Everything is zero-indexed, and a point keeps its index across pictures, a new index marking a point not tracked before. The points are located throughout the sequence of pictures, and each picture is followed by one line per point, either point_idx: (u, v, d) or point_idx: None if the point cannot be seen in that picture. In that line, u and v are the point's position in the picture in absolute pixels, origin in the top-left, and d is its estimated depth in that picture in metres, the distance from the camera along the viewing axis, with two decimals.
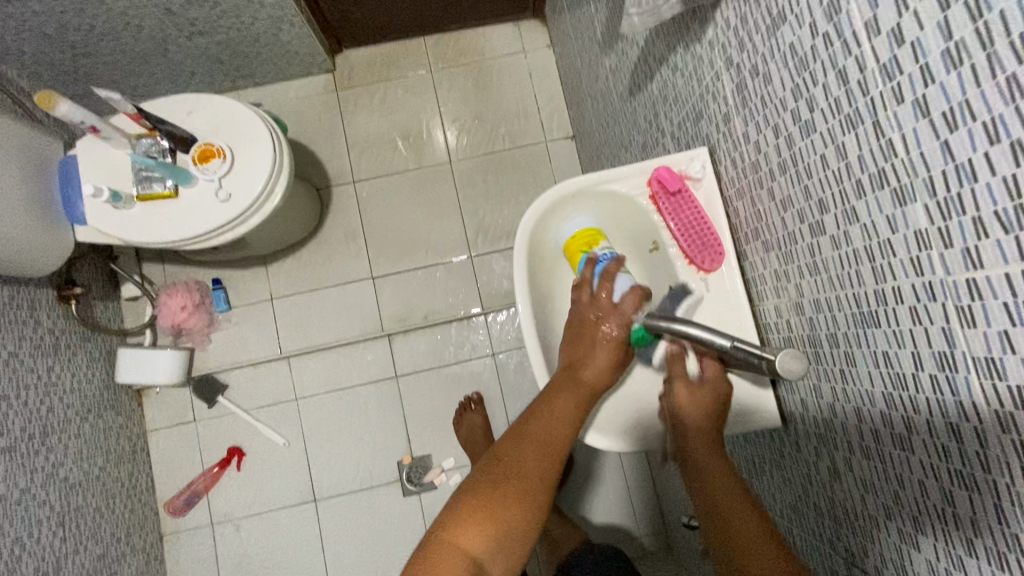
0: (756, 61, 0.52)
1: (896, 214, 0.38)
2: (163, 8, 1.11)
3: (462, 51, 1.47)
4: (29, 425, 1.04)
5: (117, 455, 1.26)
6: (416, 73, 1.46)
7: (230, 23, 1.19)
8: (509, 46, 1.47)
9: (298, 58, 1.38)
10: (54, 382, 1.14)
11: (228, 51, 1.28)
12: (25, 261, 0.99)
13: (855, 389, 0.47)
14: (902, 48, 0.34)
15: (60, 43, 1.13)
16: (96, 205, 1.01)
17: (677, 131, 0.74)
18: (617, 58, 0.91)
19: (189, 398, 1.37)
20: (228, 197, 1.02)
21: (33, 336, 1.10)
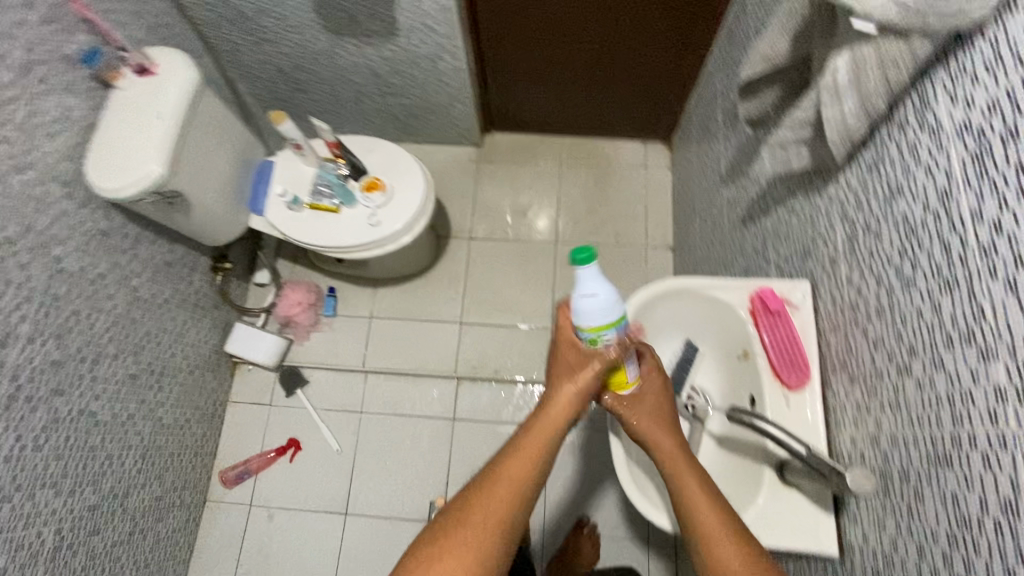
0: (870, 220, 0.61)
1: (979, 368, 0.44)
2: (374, 71, 1.39)
3: (592, 155, 1.67)
4: (152, 361, 1.21)
5: (201, 413, 1.40)
6: (548, 163, 1.67)
7: (417, 92, 1.46)
8: (634, 160, 1.65)
9: (456, 129, 1.63)
10: (183, 334, 1.32)
11: (406, 112, 1.56)
12: (211, 233, 1.21)
13: (919, 526, 0.50)
14: (1001, 236, 0.43)
15: (290, 79, 1.44)
16: (277, 203, 1.24)
17: (783, 263, 0.83)
18: (737, 192, 1.03)
19: (273, 383, 1.52)
20: (376, 223, 1.21)
21: (184, 292, 1.31)
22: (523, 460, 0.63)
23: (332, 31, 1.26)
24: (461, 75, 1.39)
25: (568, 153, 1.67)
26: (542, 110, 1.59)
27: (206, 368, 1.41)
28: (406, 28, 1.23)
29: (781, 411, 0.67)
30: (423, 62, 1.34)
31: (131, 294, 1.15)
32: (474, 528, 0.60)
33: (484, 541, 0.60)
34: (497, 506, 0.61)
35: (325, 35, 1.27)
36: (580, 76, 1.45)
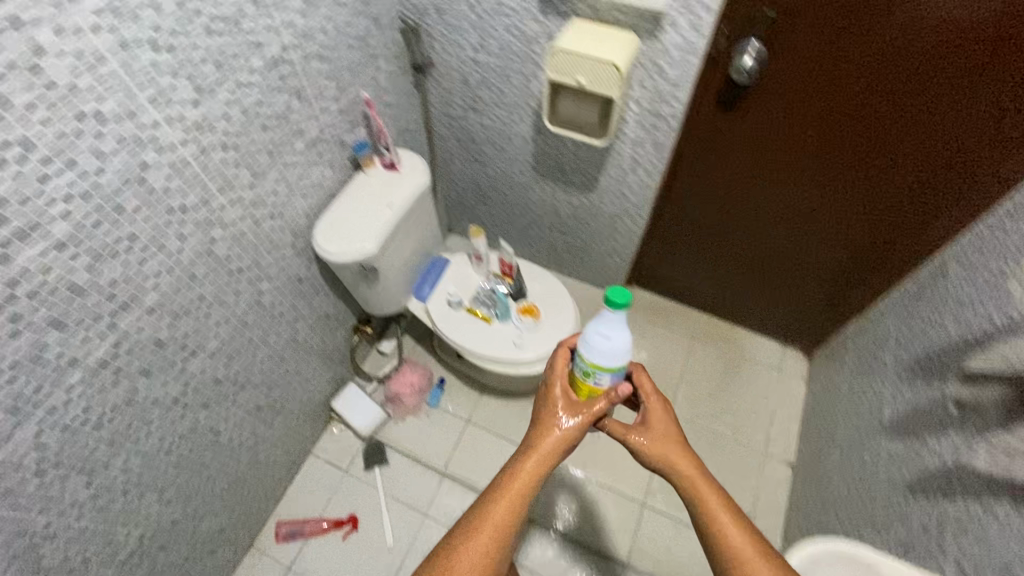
0: None
1: None
2: (556, 209, 1.53)
3: (727, 340, 1.66)
4: (276, 398, 1.28)
5: (286, 457, 1.43)
6: (680, 332, 1.68)
7: (585, 236, 1.57)
8: (769, 359, 1.62)
9: (602, 277, 1.70)
10: (308, 379, 1.40)
11: (565, 248, 1.67)
12: (376, 306, 1.31)
13: None
14: None
15: (479, 190, 1.62)
16: (440, 297, 1.35)
17: (970, 567, 0.74)
18: (908, 453, 0.97)
19: (356, 450, 1.54)
20: (519, 345, 1.27)
21: (325, 343, 1.41)
22: (511, 493, 0.71)
23: (539, 169, 1.42)
24: (633, 236, 1.48)
25: (702, 330, 1.68)
26: (692, 285, 1.64)
27: (309, 416, 1.47)
28: (605, 186, 1.35)
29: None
30: (604, 215, 1.46)
31: (290, 334, 1.25)
32: (480, 544, 0.68)
33: (489, 549, 0.68)
34: (501, 526, 0.69)
35: (532, 170, 1.43)
36: (744, 269, 1.50)
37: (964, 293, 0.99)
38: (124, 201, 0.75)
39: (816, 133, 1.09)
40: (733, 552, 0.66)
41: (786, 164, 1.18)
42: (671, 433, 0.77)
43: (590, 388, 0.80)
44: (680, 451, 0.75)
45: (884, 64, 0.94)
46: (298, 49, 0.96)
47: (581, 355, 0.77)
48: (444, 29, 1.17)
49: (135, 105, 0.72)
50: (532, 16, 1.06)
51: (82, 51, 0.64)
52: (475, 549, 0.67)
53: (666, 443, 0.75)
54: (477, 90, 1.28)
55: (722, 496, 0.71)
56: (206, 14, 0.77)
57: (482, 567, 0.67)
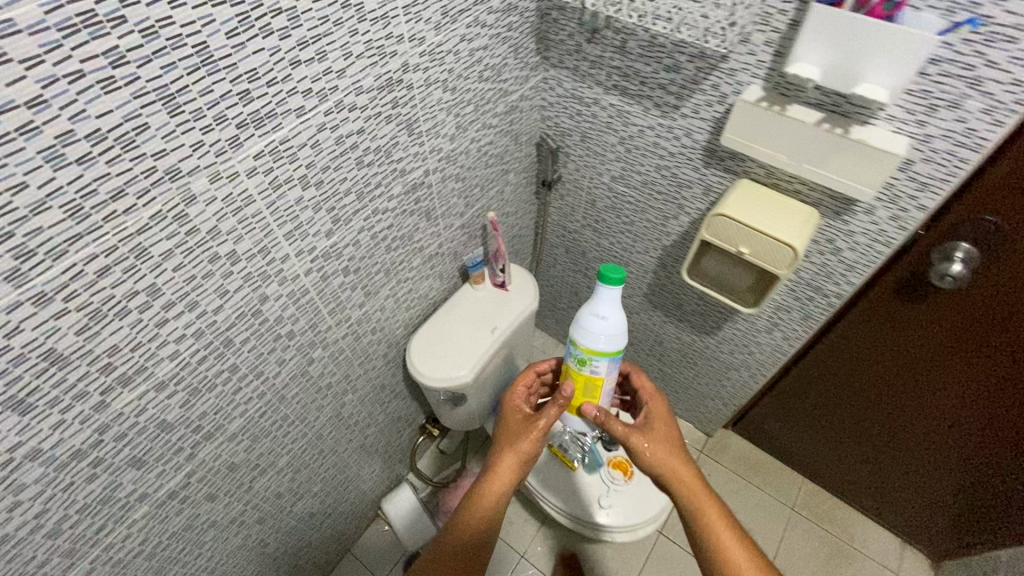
0: None
1: None
2: (659, 341, 1.39)
3: (833, 520, 1.43)
4: (330, 505, 1.18)
5: (326, 559, 1.32)
6: (777, 498, 1.47)
7: (686, 374, 1.42)
8: (884, 557, 1.37)
9: (695, 415, 1.53)
10: (365, 481, 1.29)
11: (659, 377, 1.52)
12: (453, 423, 1.20)
13: None
14: None
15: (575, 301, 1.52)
16: None
17: None
18: None
19: (397, 561, 1.40)
20: (606, 505, 1.09)
21: (391, 445, 1.31)
22: (501, 470, 0.83)
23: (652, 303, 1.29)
24: (744, 390, 1.32)
25: (803, 502, 1.46)
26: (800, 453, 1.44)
27: (357, 517, 1.36)
28: (726, 336, 1.20)
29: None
30: (715, 364, 1.30)
31: (361, 441, 1.16)
32: (484, 510, 0.80)
33: (475, 549, 0.79)
34: (483, 528, 0.80)
35: (644, 301, 1.31)
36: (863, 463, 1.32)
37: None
38: (234, 335, 0.68)
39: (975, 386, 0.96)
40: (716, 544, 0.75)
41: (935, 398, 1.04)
42: (658, 437, 0.85)
43: (583, 381, 0.86)
44: (689, 472, 0.82)
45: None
46: (437, 172, 0.89)
47: (576, 340, 0.81)
48: (584, 154, 1.09)
49: (269, 241, 0.65)
50: (690, 164, 0.95)
51: (231, 195, 0.58)
52: (462, 548, 0.78)
53: (668, 452, 0.82)
54: (601, 215, 1.19)
55: (695, 488, 0.80)
56: (360, 147, 0.71)
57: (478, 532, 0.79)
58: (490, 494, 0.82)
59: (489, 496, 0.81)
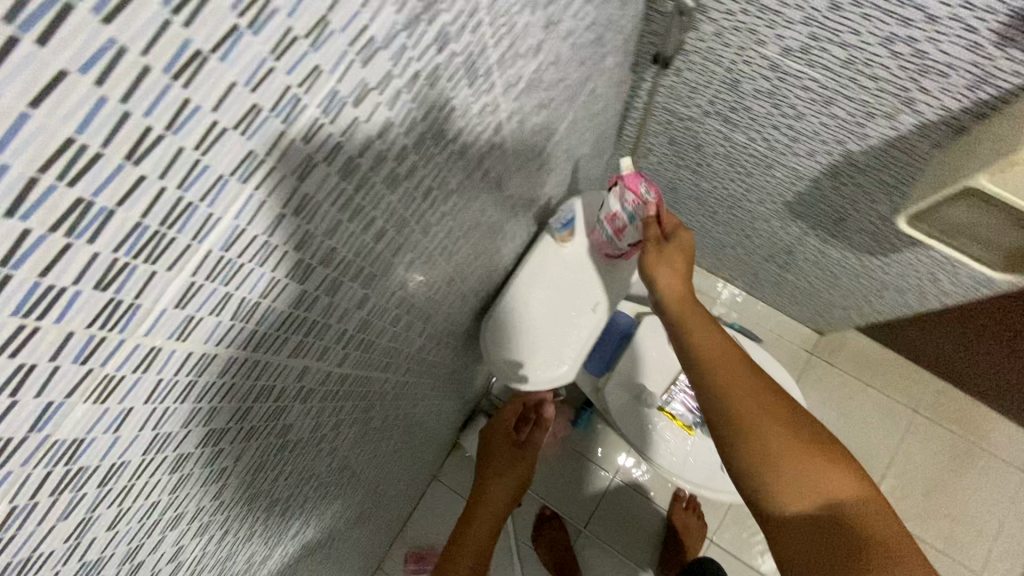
0: None
1: None
2: (786, 250, 1.08)
3: (957, 418, 1.33)
4: (407, 474, 1.07)
5: (414, 491, 1.30)
6: (897, 401, 1.34)
7: (812, 281, 1.14)
8: (1016, 458, 1.30)
9: (810, 311, 1.30)
10: (439, 435, 1.18)
11: (767, 276, 1.25)
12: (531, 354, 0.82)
13: None
14: None
15: (663, 196, 1.18)
16: (625, 378, 1.01)
17: None
18: None
19: None
20: None
21: (463, 395, 1.15)
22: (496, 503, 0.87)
23: (792, 210, 0.95)
24: (891, 310, 1.08)
25: (928, 406, 1.34)
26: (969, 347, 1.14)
27: (436, 455, 1.29)
28: (904, 259, 0.89)
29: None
30: (866, 281, 1.02)
31: (434, 420, 1.00)
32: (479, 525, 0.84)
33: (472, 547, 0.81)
34: (478, 530, 0.83)
35: (781, 210, 0.97)
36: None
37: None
38: (261, 484, 0.44)
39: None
40: (728, 418, 0.57)
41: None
42: (677, 271, 0.68)
43: None
44: (757, 381, 0.59)
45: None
46: (513, 117, 0.51)
47: None
48: (735, 12, 0.64)
49: (268, 382, 0.36)
50: (972, 34, 0.52)
51: (161, 387, 0.27)
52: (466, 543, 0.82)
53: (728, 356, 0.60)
54: (743, 99, 0.78)
55: (764, 395, 0.57)
56: (392, 157, 0.34)
57: (478, 533, 0.83)
58: (468, 540, 0.82)
59: (469, 526, 0.84)
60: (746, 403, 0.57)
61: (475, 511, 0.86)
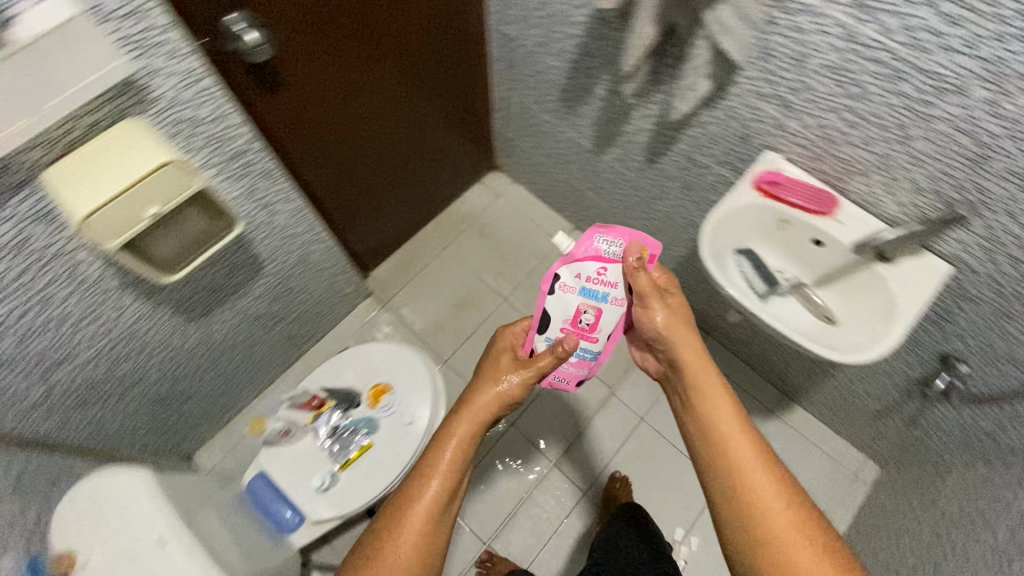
0: (797, 90, 0.81)
1: (994, 112, 0.65)
2: (253, 316, 1.23)
3: (457, 221, 1.73)
4: None
5: None
6: (436, 257, 1.67)
7: (303, 297, 1.34)
8: (485, 200, 1.77)
9: (348, 300, 1.54)
10: None
11: (303, 320, 1.42)
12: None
13: (998, 224, 0.74)
14: (1009, 47, 0.59)
15: (180, 389, 1.20)
16: (312, 496, 1.04)
17: (726, 160, 1.02)
18: (620, 149, 1.24)
19: None
20: (411, 418, 1.10)
21: None
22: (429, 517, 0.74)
23: (194, 320, 1.09)
24: (328, 269, 1.35)
25: (438, 234, 1.70)
26: (387, 206, 1.49)
27: None
28: (263, 246, 1.10)
29: (848, 230, 0.87)
30: (310, 265, 1.27)
31: None
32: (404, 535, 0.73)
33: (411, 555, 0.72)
34: (423, 515, 0.74)
35: (193, 325, 1.10)
36: (401, 181, 1.46)
37: (565, 122, 1.32)
38: None
39: (385, 57, 1.10)
40: (709, 425, 0.75)
41: (381, 84, 1.14)
42: (678, 321, 0.80)
43: None
44: (717, 388, 0.76)
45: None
46: None
47: None
48: None
49: None
50: None
51: None
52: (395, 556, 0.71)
53: (707, 374, 0.78)
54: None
55: (744, 422, 0.74)
56: None
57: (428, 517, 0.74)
58: (417, 522, 0.73)
59: (415, 506, 0.75)
60: (723, 422, 0.74)
61: (420, 484, 0.76)
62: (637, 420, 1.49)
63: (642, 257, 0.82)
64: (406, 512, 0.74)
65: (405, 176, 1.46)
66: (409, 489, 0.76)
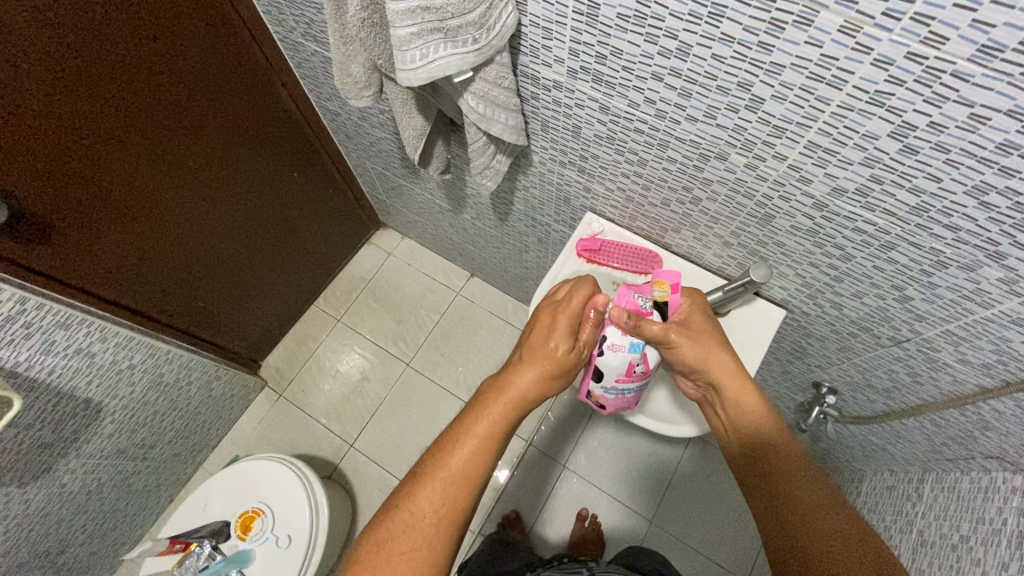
0: (582, 154, 0.76)
1: (757, 174, 0.60)
2: (113, 452, 1.14)
3: (347, 290, 1.65)
4: None
5: None
6: (329, 331, 1.59)
7: (172, 415, 1.25)
8: (376, 260, 1.68)
9: (237, 396, 1.45)
10: None
11: (184, 435, 1.33)
12: None
13: (804, 269, 0.69)
14: (739, 113, 0.54)
15: (39, 552, 1.08)
16: None
17: (560, 217, 0.97)
18: (473, 210, 1.18)
19: None
20: (288, 539, 1.02)
21: None
22: (447, 512, 0.60)
23: (20, 491, 0.97)
24: (196, 377, 1.26)
25: (330, 307, 1.62)
26: (257, 295, 1.40)
27: None
28: (91, 388, 1.01)
29: None
30: (165, 386, 1.18)
31: None
32: (439, 498, 0.61)
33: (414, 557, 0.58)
34: (440, 508, 0.60)
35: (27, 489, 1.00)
36: (268, 267, 1.38)
37: (417, 185, 1.25)
38: None
39: (193, 172, 1.01)
40: (758, 440, 0.67)
41: (201, 198, 1.06)
42: (714, 336, 0.71)
43: None
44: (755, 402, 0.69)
45: (168, 89, 0.88)
46: None
47: None
48: None
49: None
50: None
51: None
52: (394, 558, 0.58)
53: (738, 386, 0.69)
54: None
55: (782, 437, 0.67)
56: None
57: (443, 516, 0.60)
58: (418, 529, 0.59)
59: (430, 499, 0.61)
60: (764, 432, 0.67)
61: (440, 469, 0.62)
62: (557, 465, 1.36)
63: (664, 292, 0.74)
64: (420, 502, 0.61)
65: (271, 261, 1.38)
66: (430, 468, 0.63)
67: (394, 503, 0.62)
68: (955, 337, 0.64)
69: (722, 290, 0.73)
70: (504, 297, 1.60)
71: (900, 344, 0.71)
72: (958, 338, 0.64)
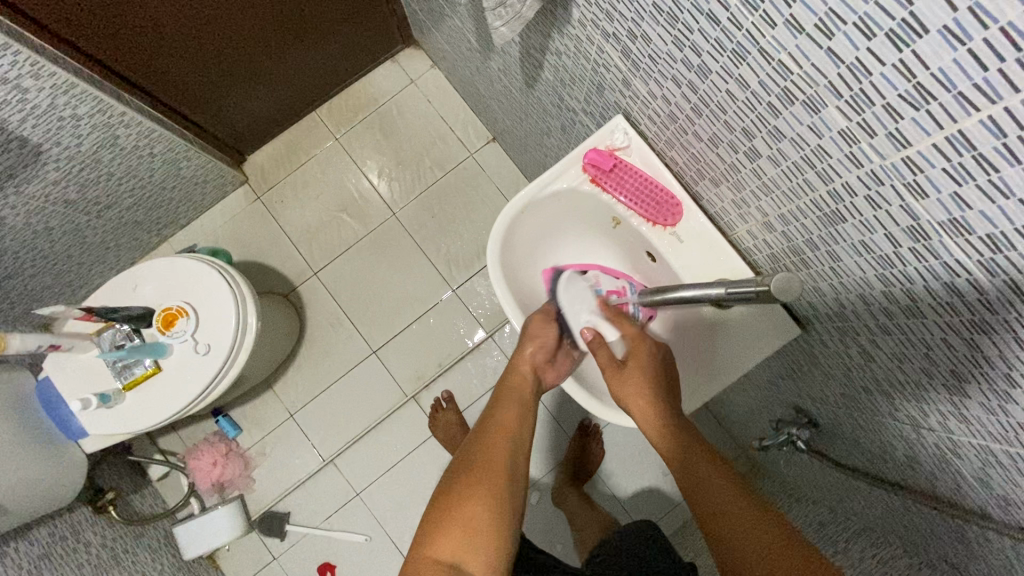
0: (629, 26, 0.52)
1: (851, 152, 0.38)
2: (61, 201, 1.08)
3: (355, 107, 1.45)
4: None
5: None
6: (325, 147, 1.43)
7: (131, 181, 1.17)
8: (395, 83, 1.45)
9: (211, 184, 1.35)
10: None
11: (146, 206, 1.26)
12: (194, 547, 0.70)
13: (850, 297, 0.50)
14: (873, 43, 0.31)
15: None
16: (88, 414, 0.98)
17: (588, 107, 0.74)
18: (501, 59, 0.93)
19: (258, 540, 1.32)
20: (207, 348, 0.99)
21: (89, 554, 1.05)
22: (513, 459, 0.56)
23: None
24: (160, 148, 1.15)
25: (332, 120, 1.44)
26: (247, 81, 1.22)
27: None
28: (23, 125, 0.90)
29: (684, 253, 0.63)
30: (119, 148, 1.08)
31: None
32: (490, 481, 0.53)
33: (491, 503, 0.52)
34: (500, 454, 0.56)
35: None
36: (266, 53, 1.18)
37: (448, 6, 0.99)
38: None
39: None
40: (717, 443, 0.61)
41: None
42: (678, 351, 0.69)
43: None
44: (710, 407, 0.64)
45: None
46: None
47: None
48: None
49: None
50: None
51: None
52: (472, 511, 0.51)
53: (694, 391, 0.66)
54: None
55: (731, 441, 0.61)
56: None
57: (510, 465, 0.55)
58: (492, 475, 0.54)
59: (492, 453, 0.56)
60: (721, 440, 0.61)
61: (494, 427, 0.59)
62: None
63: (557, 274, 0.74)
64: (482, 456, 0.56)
65: (270, 47, 1.17)
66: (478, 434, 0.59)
67: (427, 523, 0.52)
68: (992, 457, 0.47)
69: (726, 288, 0.52)
70: (518, 175, 1.40)
71: (918, 429, 0.55)
72: (994, 459, 0.47)
